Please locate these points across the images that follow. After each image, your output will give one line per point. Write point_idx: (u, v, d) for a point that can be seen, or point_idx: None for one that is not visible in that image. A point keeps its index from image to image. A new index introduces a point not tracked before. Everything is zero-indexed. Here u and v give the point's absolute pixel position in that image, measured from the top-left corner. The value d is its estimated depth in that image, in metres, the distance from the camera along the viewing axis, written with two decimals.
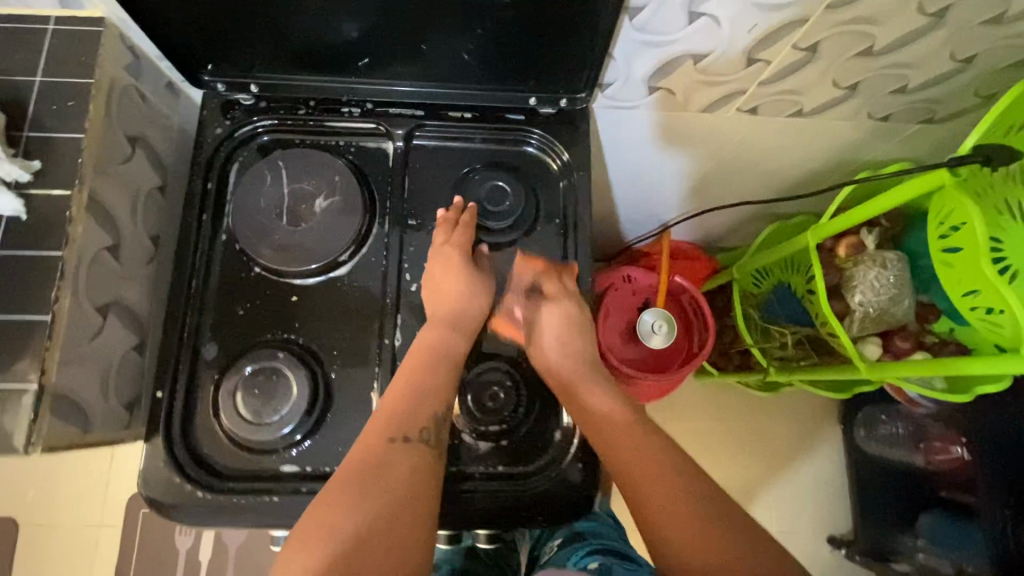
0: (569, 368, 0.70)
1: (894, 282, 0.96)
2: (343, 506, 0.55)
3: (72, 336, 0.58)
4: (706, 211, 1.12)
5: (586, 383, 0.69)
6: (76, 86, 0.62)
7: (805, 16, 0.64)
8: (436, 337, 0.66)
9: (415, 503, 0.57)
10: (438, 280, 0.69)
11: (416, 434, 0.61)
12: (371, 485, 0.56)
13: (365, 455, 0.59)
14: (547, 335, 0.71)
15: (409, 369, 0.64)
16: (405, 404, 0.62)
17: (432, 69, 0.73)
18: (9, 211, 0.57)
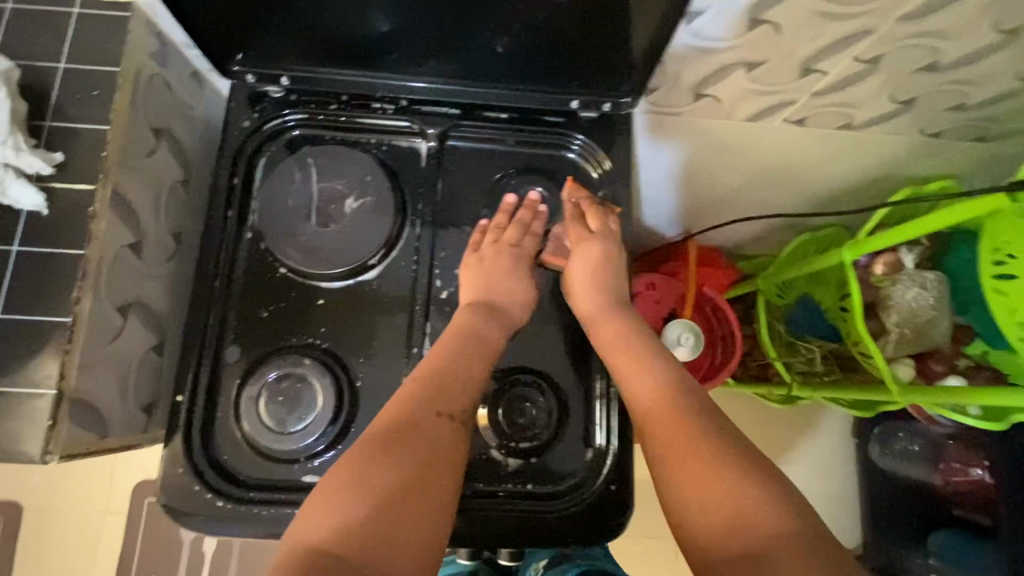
0: (600, 310, 0.66)
1: (932, 303, 0.93)
2: (372, 465, 0.51)
3: (94, 338, 0.56)
4: (733, 220, 1.10)
5: (615, 324, 0.65)
6: (103, 75, 0.59)
7: (872, 28, 0.61)
8: (475, 323, 0.64)
9: (447, 479, 0.53)
10: (487, 275, 0.67)
11: (460, 414, 0.57)
12: (403, 451, 0.52)
13: (401, 418, 0.55)
14: (580, 286, 0.68)
15: (449, 349, 0.61)
16: (450, 379, 0.59)
17: (472, 67, 0.69)
18: (30, 205, 0.54)
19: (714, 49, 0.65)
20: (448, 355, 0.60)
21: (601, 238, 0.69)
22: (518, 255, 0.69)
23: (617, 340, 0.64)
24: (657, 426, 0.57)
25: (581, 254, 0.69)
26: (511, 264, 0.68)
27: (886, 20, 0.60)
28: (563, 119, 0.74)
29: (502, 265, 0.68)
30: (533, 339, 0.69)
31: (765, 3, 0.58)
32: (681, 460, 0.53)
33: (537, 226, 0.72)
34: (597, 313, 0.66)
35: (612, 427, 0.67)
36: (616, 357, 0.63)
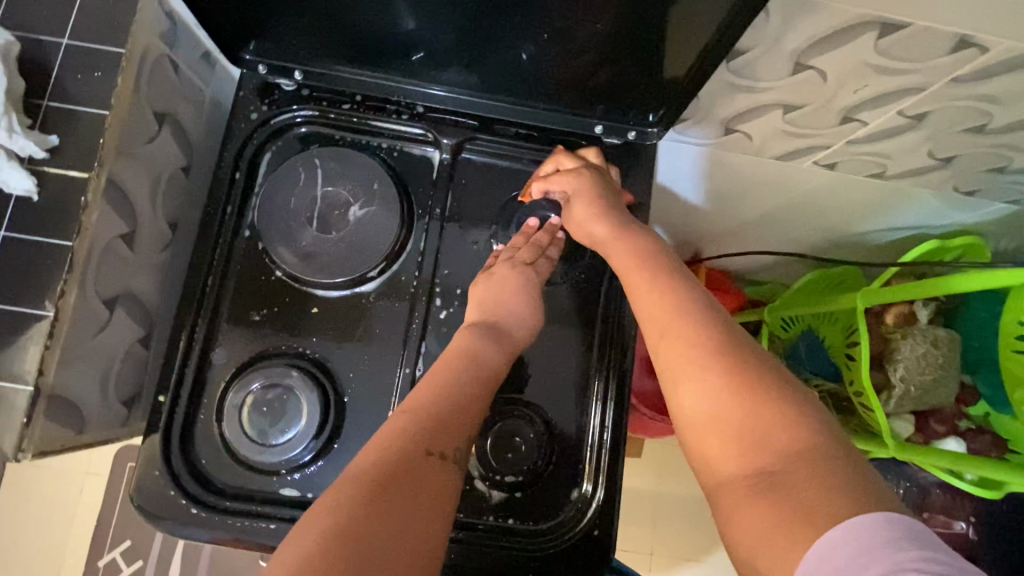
0: (628, 253, 0.58)
1: (940, 362, 0.90)
2: (350, 501, 0.45)
3: (77, 332, 0.54)
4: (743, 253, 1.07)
5: (642, 267, 0.57)
6: (104, 55, 0.55)
7: (923, 83, 0.58)
8: (473, 344, 0.60)
9: (434, 515, 0.48)
10: (490, 297, 0.64)
11: (451, 452, 0.52)
12: (387, 491, 0.47)
13: (385, 454, 0.49)
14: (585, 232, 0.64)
15: (445, 379, 0.56)
16: (441, 414, 0.54)
17: (496, 80, 0.66)
18: (20, 189, 0.52)
19: (752, 87, 0.62)
20: (443, 384, 0.56)
21: (588, 175, 0.66)
22: (532, 275, 0.65)
23: (643, 281, 0.55)
24: (675, 369, 0.49)
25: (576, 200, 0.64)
26: (525, 287, 0.64)
27: (940, 79, 0.57)
28: (582, 141, 0.71)
29: (513, 286, 0.64)
30: (529, 369, 0.67)
31: (815, 49, 0.55)
32: (712, 431, 0.46)
33: (552, 253, 0.68)
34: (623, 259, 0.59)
35: (600, 470, 0.65)
36: (642, 292, 0.55)
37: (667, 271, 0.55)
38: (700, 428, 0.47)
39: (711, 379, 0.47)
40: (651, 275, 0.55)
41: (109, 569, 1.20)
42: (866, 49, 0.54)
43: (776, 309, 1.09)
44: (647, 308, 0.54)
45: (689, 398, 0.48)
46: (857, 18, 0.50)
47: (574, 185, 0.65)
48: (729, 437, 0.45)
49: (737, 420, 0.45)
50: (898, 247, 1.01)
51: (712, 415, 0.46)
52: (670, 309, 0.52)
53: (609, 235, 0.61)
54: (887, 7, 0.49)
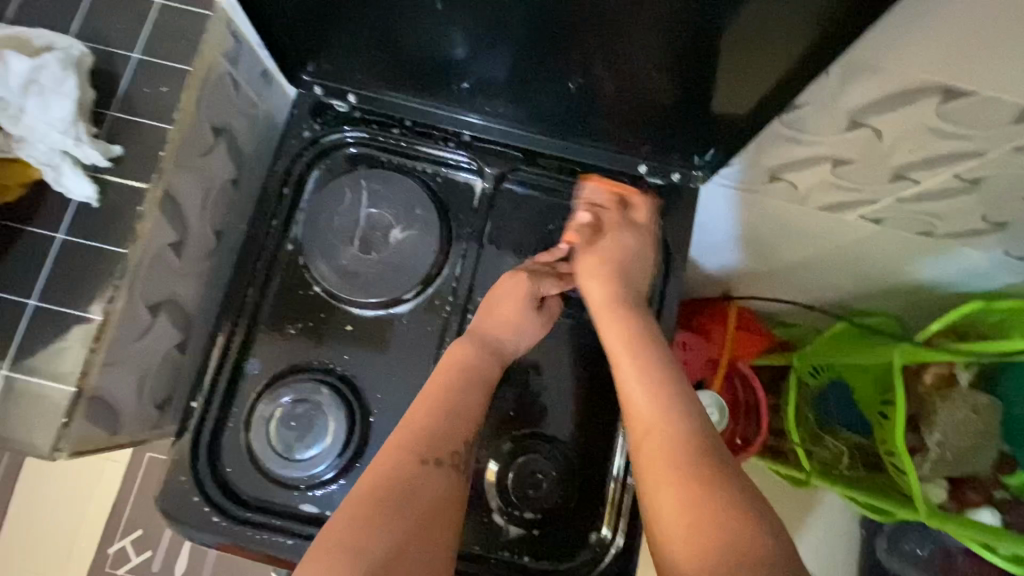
0: (608, 299, 0.65)
1: (979, 429, 0.87)
2: (366, 528, 0.48)
3: (120, 336, 0.55)
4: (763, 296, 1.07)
5: (620, 315, 0.64)
6: (173, 71, 0.58)
7: (981, 149, 0.58)
8: (470, 356, 0.62)
9: (438, 524, 0.51)
10: (500, 302, 0.65)
11: (448, 458, 0.55)
12: (400, 509, 0.50)
13: (385, 470, 0.53)
14: (592, 266, 0.68)
15: (443, 388, 0.59)
16: (437, 422, 0.56)
17: (544, 115, 0.67)
18: (81, 196, 0.54)
19: (803, 141, 0.62)
20: (442, 395, 0.58)
21: (639, 235, 0.69)
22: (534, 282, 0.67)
23: (615, 330, 0.63)
24: (638, 418, 0.57)
25: (603, 241, 0.68)
26: (524, 304, 0.65)
27: (1000, 146, 0.57)
28: (625, 179, 0.71)
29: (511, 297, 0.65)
30: (555, 404, 0.66)
31: (873, 108, 0.55)
32: (659, 470, 0.53)
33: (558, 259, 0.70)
34: (603, 300, 0.65)
35: (621, 516, 0.64)
36: (614, 338, 0.63)
37: (634, 321, 0.64)
38: (650, 463, 0.54)
39: (669, 430, 0.55)
40: (625, 324, 0.63)
41: (118, 557, 1.20)
42: (928, 112, 0.54)
43: (807, 358, 1.06)
44: (618, 355, 0.61)
45: (647, 439, 0.56)
46: (919, 83, 0.50)
47: (625, 232, 0.68)
48: (676, 466, 0.53)
49: (685, 458, 0.53)
50: (940, 303, 0.98)
51: (664, 455, 0.54)
52: (635, 365, 0.60)
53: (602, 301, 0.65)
54: (949, 73, 0.49)
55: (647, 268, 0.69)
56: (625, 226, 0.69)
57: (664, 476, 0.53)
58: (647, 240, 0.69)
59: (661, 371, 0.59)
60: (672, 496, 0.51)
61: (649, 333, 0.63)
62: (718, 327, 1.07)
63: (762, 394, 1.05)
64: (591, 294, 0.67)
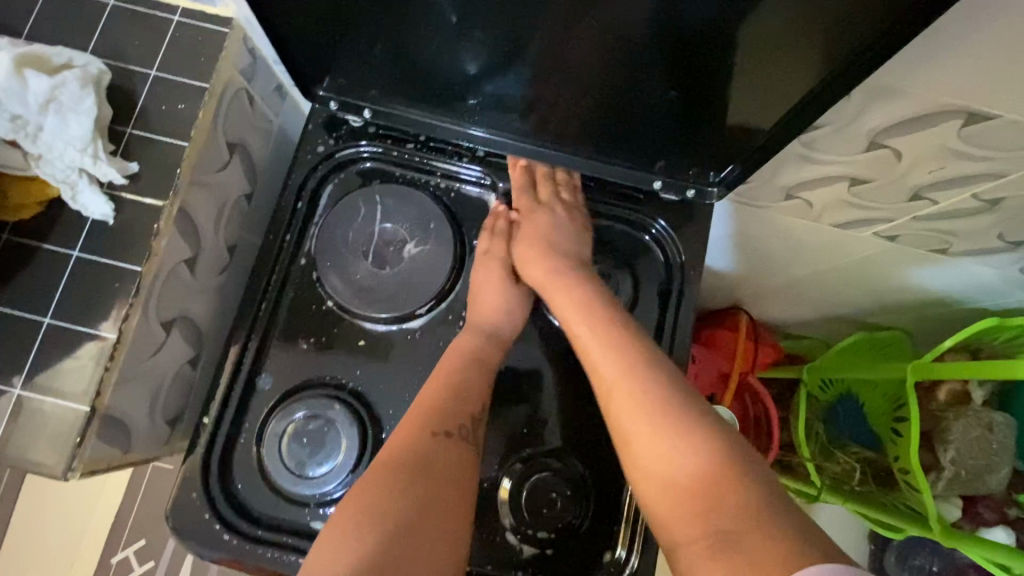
0: (555, 280, 0.66)
1: (994, 447, 0.86)
2: (385, 496, 0.51)
3: (134, 353, 0.55)
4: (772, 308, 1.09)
5: (576, 292, 0.65)
6: (190, 88, 0.58)
7: (1002, 171, 0.57)
8: (474, 344, 0.63)
9: (450, 493, 0.54)
10: (479, 290, 0.67)
11: (456, 430, 0.57)
12: (416, 479, 0.53)
13: (400, 445, 0.55)
14: (529, 253, 0.69)
15: (450, 372, 0.61)
16: (448, 400, 0.59)
17: (559, 131, 0.67)
18: (97, 213, 0.53)
19: (822, 160, 0.62)
20: (446, 377, 0.60)
21: (549, 209, 0.69)
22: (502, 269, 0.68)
23: (567, 301, 0.64)
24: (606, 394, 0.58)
25: (526, 227, 0.70)
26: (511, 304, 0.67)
27: (1021, 167, 0.56)
28: (639, 197, 0.72)
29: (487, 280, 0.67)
30: (569, 421, 0.66)
31: (892, 130, 0.55)
32: (632, 430, 0.55)
33: (502, 226, 0.70)
34: (553, 281, 0.66)
35: (635, 535, 0.63)
36: (571, 315, 0.63)
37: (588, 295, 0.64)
38: (628, 440, 0.55)
39: (633, 402, 0.56)
40: (576, 295, 0.64)
41: (121, 566, 1.19)
42: (949, 134, 0.53)
43: (818, 371, 1.07)
44: (578, 335, 0.62)
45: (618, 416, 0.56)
46: (942, 106, 0.50)
47: (541, 210, 0.69)
48: (649, 438, 0.53)
49: (655, 425, 0.54)
50: (952, 318, 0.97)
51: (637, 430, 0.54)
52: (594, 342, 0.61)
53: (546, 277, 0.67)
54: (972, 96, 0.49)
55: (581, 239, 0.69)
56: (541, 207, 0.70)
57: (644, 451, 0.53)
58: (558, 210, 0.70)
59: (619, 342, 0.60)
60: (654, 471, 0.52)
61: (598, 297, 0.64)
62: (729, 340, 1.06)
63: (773, 411, 1.03)
64: (541, 279, 0.68)
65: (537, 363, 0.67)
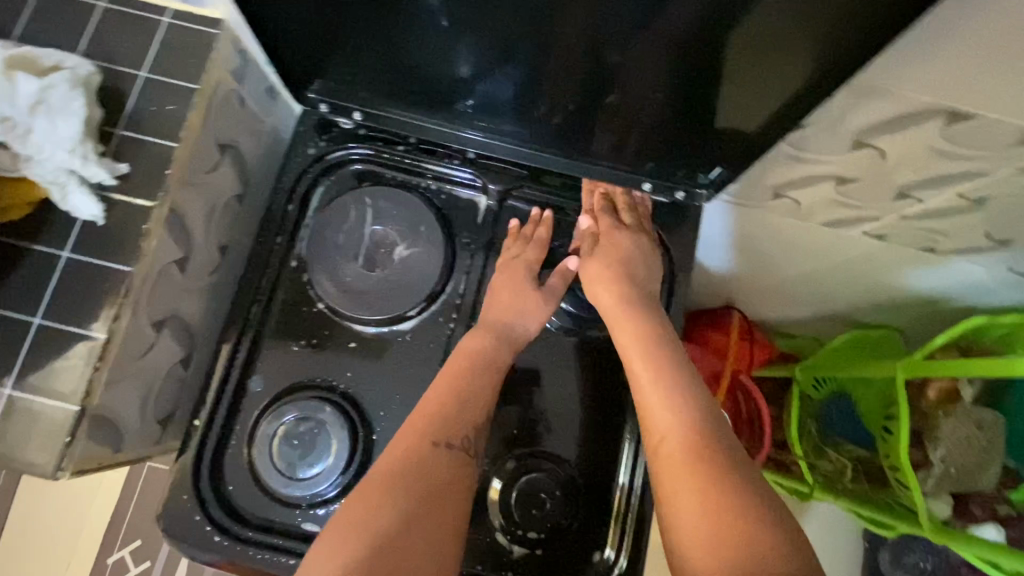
0: (619, 304, 0.63)
1: (983, 445, 0.87)
2: (379, 508, 0.50)
3: (124, 354, 0.55)
4: (766, 307, 1.10)
5: (636, 318, 0.62)
6: (180, 90, 0.58)
7: (985, 170, 0.58)
8: (482, 345, 0.62)
9: (448, 506, 0.53)
10: (498, 288, 0.66)
11: (457, 441, 0.57)
12: (412, 490, 0.52)
13: (400, 455, 0.54)
14: (596, 272, 0.66)
15: (455, 378, 0.60)
16: (448, 409, 0.58)
17: (549, 132, 0.67)
18: (87, 215, 0.54)
19: (809, 160, 0.63)
20: (452, 384, 0.60)
21: (633, 233, 0.68)
22: (525, 270, 0.67)
23: (628, 330, 0.62)
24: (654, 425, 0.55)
25: (602, 246, 0.67)
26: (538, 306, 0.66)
27: (1004, 166, 0.57)
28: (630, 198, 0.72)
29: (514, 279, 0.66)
30: (559, 420, 0.66)
31: (877, 129, 0.55)
32: (676, 467, 0.51)
33: (541, 234, 0.69)
34: (615, 305, 0.64)
35: (625, 534, 0.64)
36: (630, 345, 0.61)
37: (649, 323, 0.62)
38: (670, 475, 0.52)
39: (685, 436, 0.53)
40: (640, 326, 0.61)
41: (116, 567, 1.19)
42: (932, 134, 0.54)
43: (811, 369, 1.06)
44: (631, 360, 0.60)
45: (665, 448, 0.53)
46: (924, 106, 0.51)
47: (624, 233, 0.67)
48: (694, 478, 0.50)
49: (701, 469, 0.50)
50: (943, 317, 0.98)
51: (682, 468, 0.51)
52: (647, 368, 0.58)
53: (613, 301, 0.64)
54: (952, 97, 0.49)
55: (656, 269, 0.67)
56: (620, 229, 0.67)
57: (685, 491, 0.50)
58: (643, 237, 0.68)
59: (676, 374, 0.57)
60: (692, 510, 0.49)
61: (660, 332, 0.61)
62: (721, 338, 1.07)
63: (764, 407, 1.03)
64: (601, 298, 0.65)
65: (528, 362, 0.68)
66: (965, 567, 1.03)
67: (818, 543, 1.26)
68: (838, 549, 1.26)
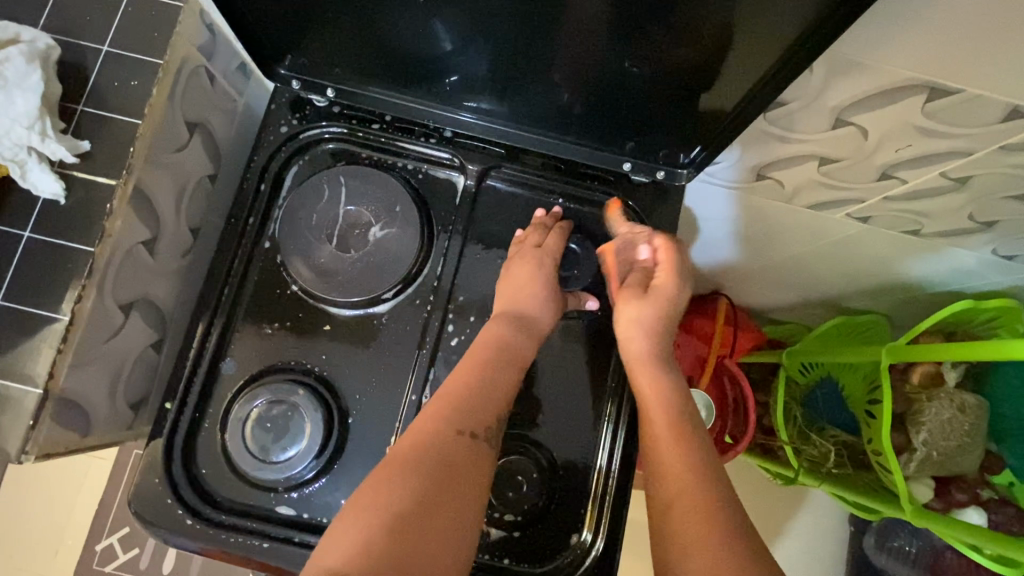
0: (650, 353, 0.61)
1: (966, 429, 0.87)
2: (399, 488, 0.48)
3: (90, 337, 0.54)
4: (754, 292, 1.09)
5: (663, 374, 0.60)
6: (143, 65, 0.56)
7: (969, 149, 0.57)
8: (506, 334, 0.60)
9: (468, 494, 0.51)
10: (514, 276, 0.64)
11: (482, 432, 0.54)
12: (433, 476, 0.50)
13: (424, 436, 0.52)
14: (632, 318, 0.62)
15: (480, 366, 0.58)
16: (475, 395, 0.56)
17: (527, 110, 0.66)
18: (48, 193, 0.52)
19: (790, 139, 0.62)
20: (475, 371, 0.57)
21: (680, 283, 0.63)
22: (541, 256, 0.65)
23: (652, 388, 0.59)
24: (669, 479, 0.54)
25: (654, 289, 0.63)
26: (545, 272, 0.64)
27: (988, 144, 0.56)
28: (611, 178, 0.70)
29: (533, 269, 0.64)
30: (536, 404, 0.65)
31: (857, 106, 0.54)
32: (691, 533, 0.50)
33: (562, 227, 0.67)
34: (644, 355, 0.61)
35: (602, 517, 0.63)
36: (651, 405, 0.59)
37: (672, 379, 0.60)
38: (681, 529, 0.50)
39: (698, 497, 0.52)
40: (664, 384, 0.59)
41: (106, 554, 1.19)
42: (914, 110, 0.53)
43: (797, 354, 1.06)
44: (650, 415, 0.58)
45: (677, 503, 0.52)
46: (905, 81, 0.50)
47: (674, 280, 0.63)
48: (707, 543, 0.49)
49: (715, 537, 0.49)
50: (929, 302, 0.97)
51: (695, 525, 0.50)
52: (669, 429, 0.57)
53: (647, 351, 0.61)
54: (932, 71, 0.48)
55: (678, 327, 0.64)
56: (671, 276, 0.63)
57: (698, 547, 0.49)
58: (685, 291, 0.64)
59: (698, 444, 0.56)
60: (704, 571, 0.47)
61: (680, 396, 0.59)
62: (706, 323, 1.06)
63: (750, 392, 1.03)
64: (630, 343, 0.62)
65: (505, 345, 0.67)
66: (948, 550, 1.03)
67: (808, 529, 1.26)
68: (828, 536, 1.26)
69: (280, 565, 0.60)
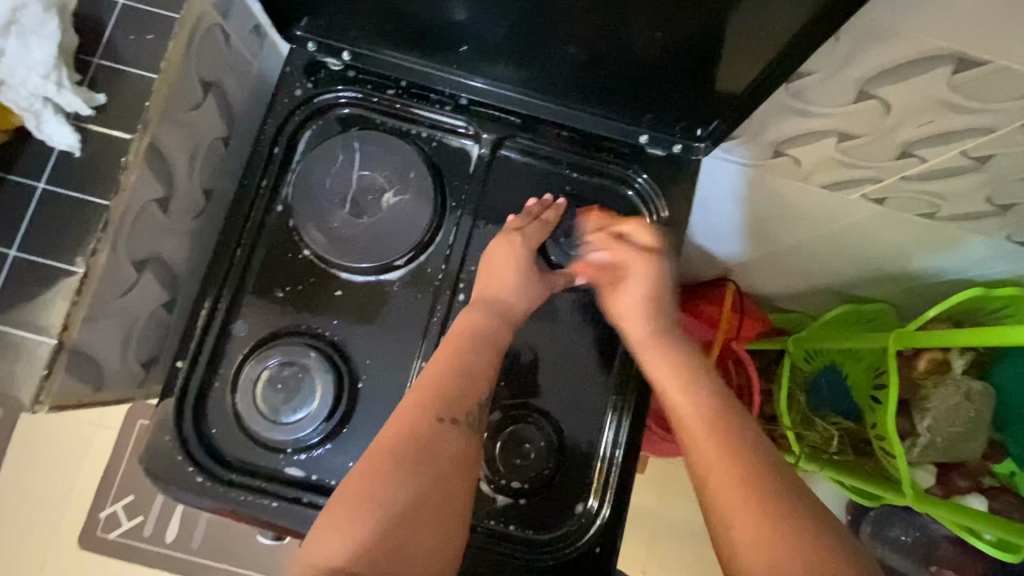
0: (652, 334, 0.63)
1: (970, 415, 0.87)
2: (383, 483, 0.49)
3: (105, 290, 0.54)
4: (761, 278, 1.09)
5: (666, 348, 0.62)
6: (161, 20, 0.56)
7: (992, 126, 0.57)
8: (477, 319, 0.61)
9: (456, 482, 0.52)
10: (496, 265, 0.64)
11: (463, 416, 0.55)
12: (417, 467, 0.51)
13: (401, 428, 0.53)
14: (627, 307, 0.64)
15: (457, 349, 0.58)
16: (453, 383, 0.56)
17: (544, 79, 0.65)
18: (63, 144, 0.52)
19: (808, 113, 0.61)
20: (453, 357, 0.58)
21: (656, 257, 0.66)
22: (517, 240, 0.64)
23: (660, 362, 0.61)
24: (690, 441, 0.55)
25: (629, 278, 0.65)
26: (519, 255, 0.64)
27: (1011, 121, 0.56)
28: (625, 150, 0.70)
29: (507, 255, 0.64)
30: (543, 375, 0.66)
31: (880, 79, 0.54)
32: (720, 479, 0.52)
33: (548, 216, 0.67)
34: (646, 333, 0.63)
35: (608, 488, 0.64)
36: (664, 377, 0.60)
37: (678, 348, 0.62)
38: (713, 483, 0.52)
39: (724, 447, 0.53)
40: (671, 356, 0.61)
41: (109, 522, 1.19)
42: (939, 83, 0.52)
43: (803, 341, 1.06)
44: (668, 385, 0.60)
45: (708, 464, 0.53)
46: (931, 50, 0.49)
47: (647, 260, 0.66)
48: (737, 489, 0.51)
49: (745, 479, 0.51)
50: (938, 290, 0.97)
51: (728, 480, 0.51)
52: (685, 392, 0.58)
53: (646, 331, 0.63)
54: (962, 41, 0.47)
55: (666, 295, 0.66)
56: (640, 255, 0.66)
57: (736, 504, 0.50)
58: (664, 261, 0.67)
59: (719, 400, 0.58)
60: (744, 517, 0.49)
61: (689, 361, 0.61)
62: (712, 307, 1.06)
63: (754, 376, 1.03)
64: (630, 327, 0.64)
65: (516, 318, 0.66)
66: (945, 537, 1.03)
67: None
68: None
69: (289, 524, 0.60)
